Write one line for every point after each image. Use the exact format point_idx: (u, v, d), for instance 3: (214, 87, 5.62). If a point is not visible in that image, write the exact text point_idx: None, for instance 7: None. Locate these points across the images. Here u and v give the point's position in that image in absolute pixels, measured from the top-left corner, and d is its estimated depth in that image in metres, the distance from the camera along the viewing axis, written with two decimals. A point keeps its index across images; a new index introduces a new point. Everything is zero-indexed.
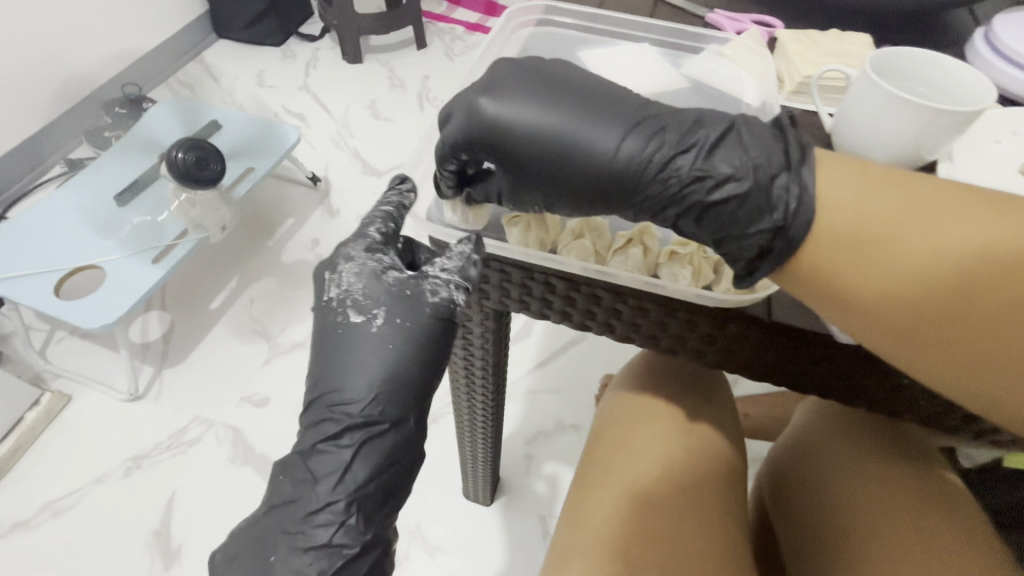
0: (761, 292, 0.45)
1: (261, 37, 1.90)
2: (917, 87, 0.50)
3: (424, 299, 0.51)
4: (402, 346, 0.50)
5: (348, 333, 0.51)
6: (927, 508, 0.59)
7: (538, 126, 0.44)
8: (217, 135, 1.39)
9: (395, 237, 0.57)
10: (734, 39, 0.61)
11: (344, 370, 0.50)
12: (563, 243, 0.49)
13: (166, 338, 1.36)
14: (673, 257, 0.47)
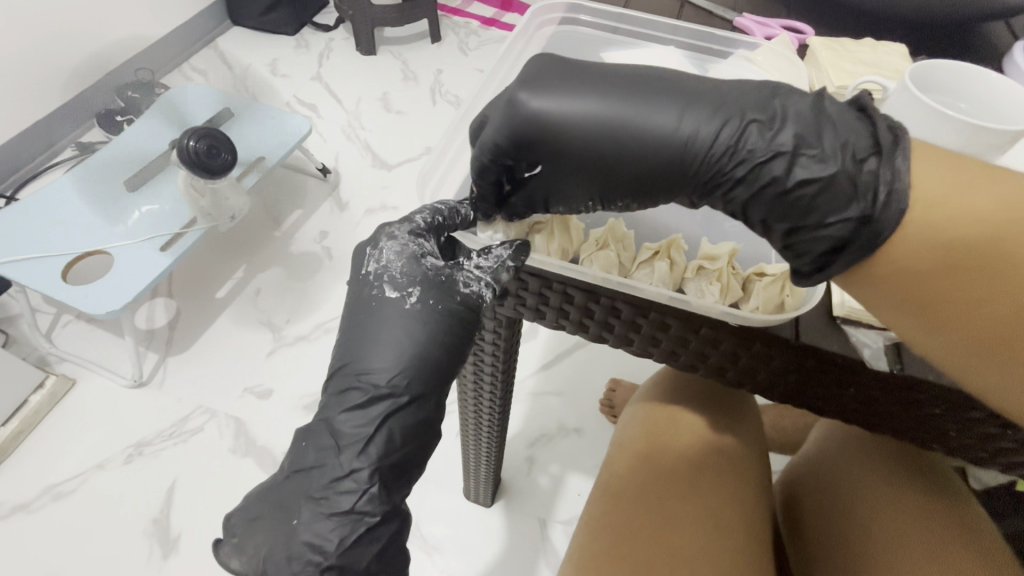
0: (789, 313, 0.44)
1: (275, 26, 1.89)
2: (956, 101, 0.48)
3: (457, 289, 0.49)
4: (432, 336, 0.47)
5: (382, 308, 0.48)
6: (949, 536, 0.57)
7: (593, 116, 0.43)
8: (228, 123, 1.38)
9: (443, 229, 0.51)
10: (764, 45, 0.59)
11: (373, 347, 0.47)
12: (586, 252, 0.49)
13: (171, 326, 1.35)
14: (701, 271, 0.48)
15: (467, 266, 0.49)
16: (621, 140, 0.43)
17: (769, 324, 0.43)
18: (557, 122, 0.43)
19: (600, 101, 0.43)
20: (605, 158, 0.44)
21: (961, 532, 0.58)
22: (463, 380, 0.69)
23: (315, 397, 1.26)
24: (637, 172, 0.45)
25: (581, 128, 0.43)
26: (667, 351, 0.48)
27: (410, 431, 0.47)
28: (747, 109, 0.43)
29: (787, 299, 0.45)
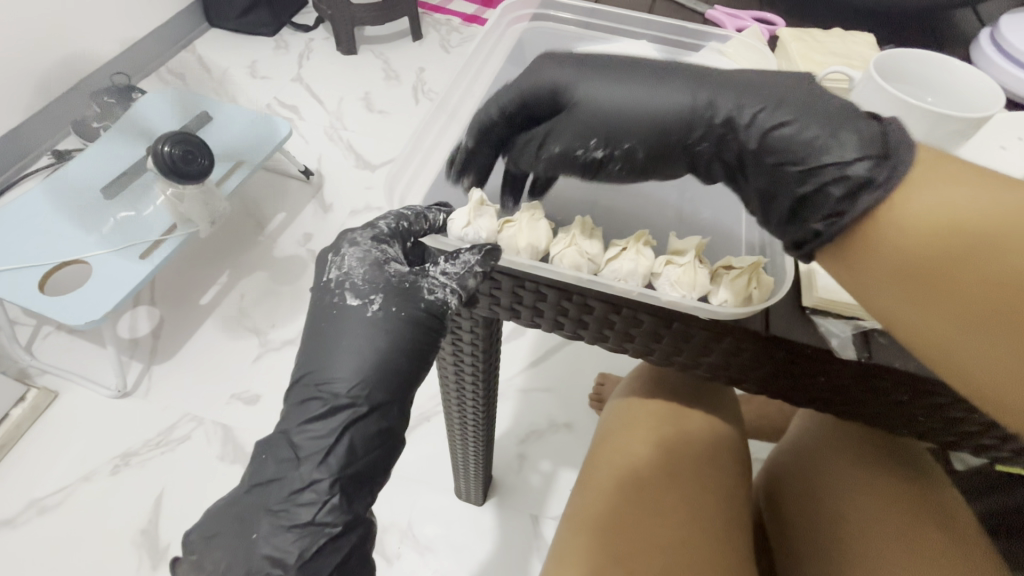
0: (757, 304, 0.43)
1: (254, 27, 1.87)
2: (925, 95, 0.51)
3: (420, 296, 0.48)
4: (394, 343, 0.47)
5: (343, 316, 0.47)
6: (929, 524, 0.58)
7: (601, 90, 0.48)
8: (207, 127, 1.36)
9: (409, 234, 0.50)
10: (734, 38, 0.59)
11: (336, 355, 0.47)
12: (555, 251, 0.48)
13: (155, 334, 1.33)
14: (670, 265, 0.47)
15: (432, 272, 0.49)
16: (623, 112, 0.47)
17: (738, 317, 0.43)
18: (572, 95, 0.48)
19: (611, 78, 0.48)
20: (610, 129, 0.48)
21: (941, 520, 0.58)
22: (444, 378, 0.68)
23: None
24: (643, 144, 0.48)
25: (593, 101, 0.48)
26: (642, 346, 0.48)
27: (375, 438, 0.47)
28: (753, 88, 0.45)
29: (755, 290, 0.44)
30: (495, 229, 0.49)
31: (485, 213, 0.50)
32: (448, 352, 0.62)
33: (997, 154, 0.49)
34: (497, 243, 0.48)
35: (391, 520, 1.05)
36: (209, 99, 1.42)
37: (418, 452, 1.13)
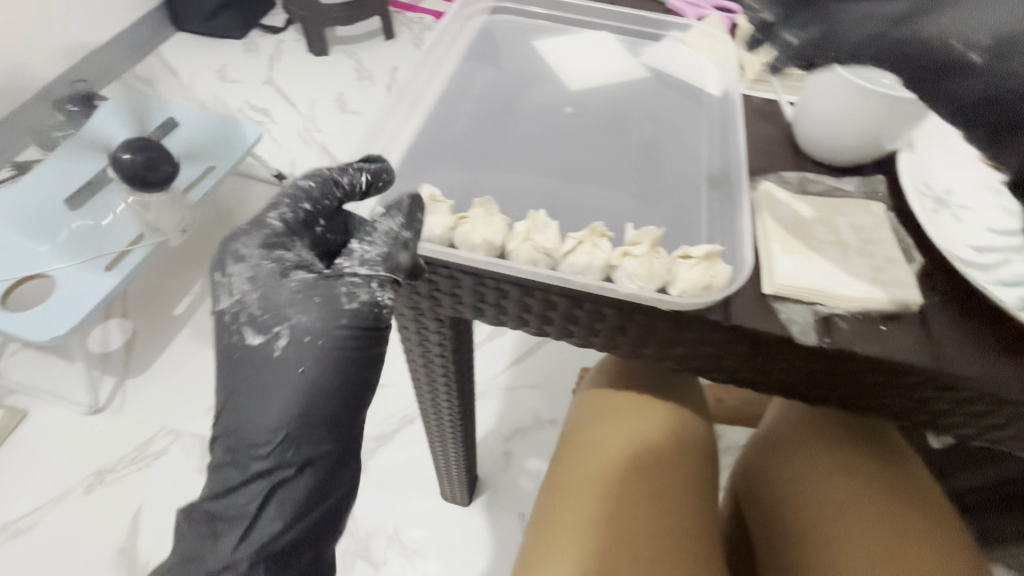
0: (717, 292, 0.41)
1: (222, 30, 1.83)
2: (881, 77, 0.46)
3: (340, 305, 0.41)
4: (318, 374, 0.40)
5: (245, 357, 0.40)
6: (901, 505, 0.59)
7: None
8: (174, 133, 1.33)
9: (310, 223, 0.45)
10: (695, 26, 0.57)
11: (245, 404, 0.39)
12: (511, 245, 0.43)
13: (128, 347, 1.30)
14: (626, 257, 0.42)
15: (348, 272, 0.42)
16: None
17: (703, 307, 0.41)
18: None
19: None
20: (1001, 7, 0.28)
21: (911, 500, 0.59)
22: (419, 381, 0.67)
23: None
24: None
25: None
26: (608, 339, 0.46)
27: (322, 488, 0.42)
28: None
29: (714, 278, 0.41)
30: (449, 225, 0.44)
31: (438, 208, 0.46)
32: (417, 352, 0.61)
33: None
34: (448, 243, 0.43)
35: (376, 525, 1.04)
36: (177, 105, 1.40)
37: (401, 455, 1.12)
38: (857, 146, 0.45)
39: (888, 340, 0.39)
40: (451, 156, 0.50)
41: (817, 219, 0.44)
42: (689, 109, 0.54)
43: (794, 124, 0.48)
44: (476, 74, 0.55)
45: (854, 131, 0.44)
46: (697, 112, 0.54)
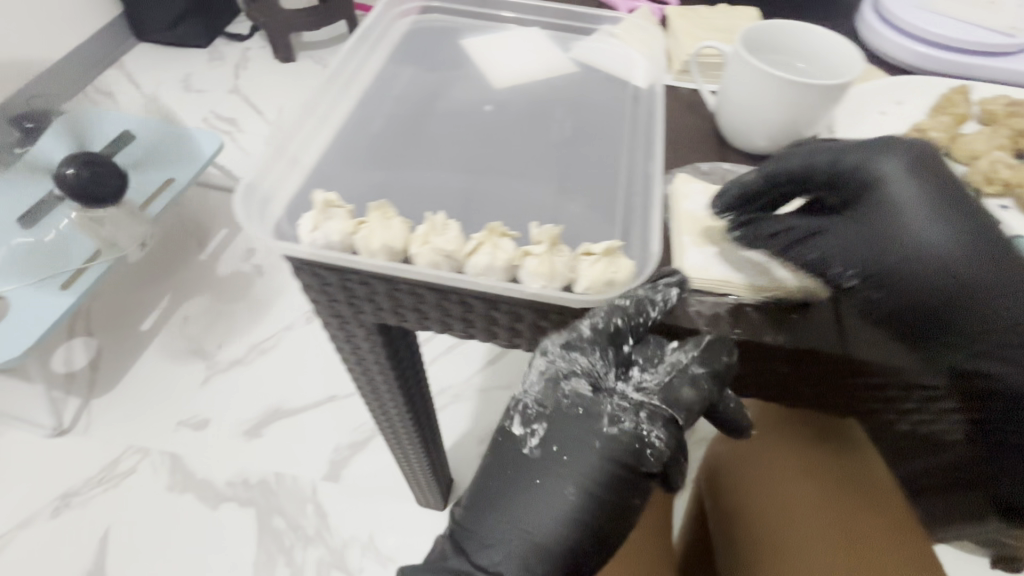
0: (620, 287, 0.38)
1: (184, 39, 1.79)
2: (793, 61, 0.46)
3: (600, 428, 0.39)
4: (574, 499, 0.39)
5: (518, 453, 0.41)
6: (862, 506, 0.56)
7: (909, 208, 0.40)
8: (131, 145, 1.27)
9: (619, 335, 0.38)
10: (625, 19, 0.57)
11: (517, 510, 0.40)
12: (414, 250, 0.36)
13: (93, 367, 1.26)
14: (530, 258, 0.36)
15: (617, 392, 0.40)
16: (933, 258, 0.39)
17: (607, 301, 0.38)
18: (877, 203, 0.40)
19: (925, 200, 0.39)
20: (904, 255, 0.39)
21: (870, 500, 0.57)
22: (367, 400, 0.63)
23: (256, 421, 1.18)
24: (924, 279, 0.39)
25: (893, 205, 0.40)
26: (532, 339, 0.43)
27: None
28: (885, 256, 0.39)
29: (617, 272, 0.37)
30: (349, 233, 0.36)
31: (336, 213, 0.37)
32: (359, 372, 0.56)
33: (879, 120, 0.49)
34: (350, 255, 0.36)
35: (352, 534, 1.04)
36: (138, 117, 1.38)
37: (374, 465, 1.12)
38: (778, 135, 0.44)
39: (801, 327, 0.39)
40: (370, 155, 0.46)
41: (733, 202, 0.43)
42: (613, 104, 0.51)
43: (716, 113, 0.48)
44: (397, 73, 0.53)
45: (775, 121, 0.43)
46: (621, 108, 0.51)
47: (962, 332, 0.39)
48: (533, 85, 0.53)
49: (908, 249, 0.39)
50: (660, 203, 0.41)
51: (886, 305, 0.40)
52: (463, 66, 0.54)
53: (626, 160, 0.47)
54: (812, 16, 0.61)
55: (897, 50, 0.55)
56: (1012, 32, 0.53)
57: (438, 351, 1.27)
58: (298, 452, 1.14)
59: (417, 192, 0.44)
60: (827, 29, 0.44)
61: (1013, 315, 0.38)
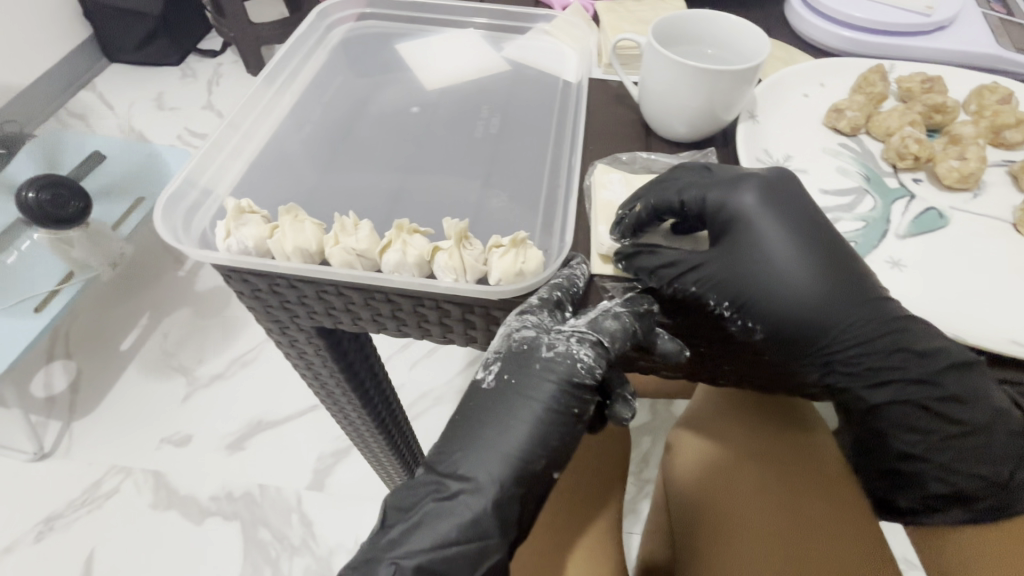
0: (532, 277, 0.38)
1: (157, 58, 1.66)
2: (706, 49, 0.48)
3: (539, 358, 0.40)
4: (532, 421, 0.39)
5: (478, 398, 0.41)
6: (809, 494, 0.58)
7: (770, 243, 0.41)
8: (102, 166, 1.24)
9: (564, 302, 0.40)
10: (558, 17, 0.59)
11: (480, 440, 0.40)
12: (326, 250, 0.38)
13: (74, 388, 1.13)
14: (437, 254, 0.38)
15: (562, 329, 0.40)
16: (793, 291, 0.41)
17: (521, 291, 0.39)
18: (740, 235, 0.42)
19: (782, 235, 0.42)
20: (764, 290, 0.41)
21: (818, 494, 0.58)
22: (324, 400, 0.62)
23: (238, 434, 1.08)
24: (784, 308, 0.41)
25: (755, 239, 0.42)
26: (466, 334, 0.44)
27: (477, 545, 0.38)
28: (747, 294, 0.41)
29: (525, 264, 0.38)
30: (262, 236, 0.38)
31: (249, 219, 0.39)
32: (308, 373, 0.55)
33: (799, 102, 0.51)
34: (263, 258, 0.38)
35: (339, 541, 0.98)
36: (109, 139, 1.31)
37: (359, 471, 1.05)
38: (696, 121, 0.45)
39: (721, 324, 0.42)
40: (313, 163, 0.51)
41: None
42: (541, 99, 0.55)
43: (640, 104, 0.49)
44: (331, 82, 0.58)
45: (690, 107, 0.44)
46: (549, 104, 0.55)
47: (816, 356, 0.42)
48: (465, 87, 0.56)
49: (771, 281, 0.41)
50: (575, 191, 0.46)
51: (752, 335, 0.41)
52: (399, 70, 0.59)
53: (553, 152, 0.51)
54: (746, 5, 0.62)
55: (821, 35, 0.56)
56: (930, 12, 0.55)
57: (419, 355, 1.10)
58: (283, 464, 1.05)
59: (346, 194, 0.48)
60: (738, 17, 0.46)
61: (863, 338, 0.41)
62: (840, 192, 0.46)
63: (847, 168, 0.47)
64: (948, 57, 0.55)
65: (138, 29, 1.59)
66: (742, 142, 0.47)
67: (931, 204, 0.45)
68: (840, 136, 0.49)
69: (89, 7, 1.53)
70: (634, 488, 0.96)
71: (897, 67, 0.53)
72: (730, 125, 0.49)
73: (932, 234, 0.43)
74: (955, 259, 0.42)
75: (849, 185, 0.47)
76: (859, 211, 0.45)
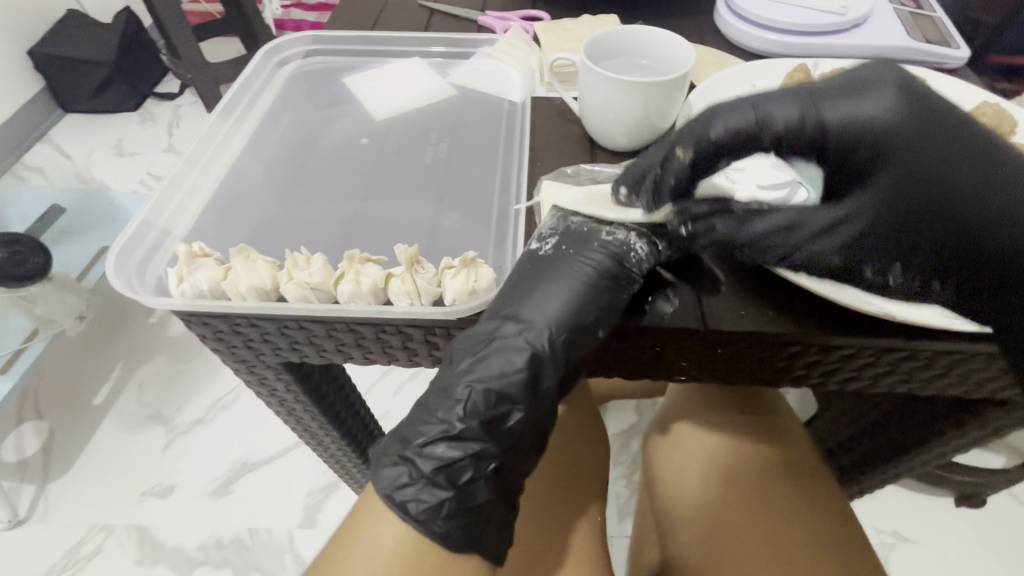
0: (485, 296, 0.40)
1: (113, 106, 1.64)
2: (638, 61, 0.50)
3: (596, 237, 0.40)
4: (568, 295, 0.38)
5: (523, 261, 0.41)
6: (780, 480, 0.59)
7: (933, 160, 0.31)
8: (61, 219, 1.22)
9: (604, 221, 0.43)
10: (499, 40, 0.61)
11: (520, 289, 0.39)
12: (281, 287, 0.39)
13: (47, 449, 1.09)
14: (391, 281, 0.39)
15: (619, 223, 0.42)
16: (984, 209, 0.31)
17: (477, 310, 0.40)
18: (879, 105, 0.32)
19: (940, 152, 0.31)
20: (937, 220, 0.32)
21: (793, 478, 0.60)
22: (304, 437, 0.62)
23: (224, 478, 1.06)
24: (949, 163, 0.31)
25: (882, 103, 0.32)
26: (432, 356, 0.44)
27: (477, 455, 0.38)
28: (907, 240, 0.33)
29: (478, 282, 0.39)
30: (217, 279, 0.39)
31: (202, 263, 0.39)
32: (282, 410, 0.55)
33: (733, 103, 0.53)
34: (219, 298, 0.38)
35: None
36: (69, 191, 1.29)
37: (350, 503, 1.04)
38: (633, 132, 0.48)
39: (738, 316, 0.40)
40: (271, 199, 0.51)
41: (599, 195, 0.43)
42: (488, 124, 0.57)
43: (582, 119, 0.51)
44: (281, 120, 0.58)
45: (625, 119, 0.46)
46: (497, 126, 0.57)
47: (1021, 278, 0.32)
48: (415, 115, 0.58)
49: (919, 134, 0.31)
50: (525, 208, 0.46)
51: (874, 224, 0.33)
52: (349, 103, 0.60)
53: (502, 173, 0.52)
54: (678, 17, 0.66)
55: (750, 38, 0.60)
56: (844, 12, 0.59)
57: (402, 379, 1.09)
58: (272, 506, 1.03)
59: (302, 226, 0.49)
60: (664, 29, 0.49)
61: None
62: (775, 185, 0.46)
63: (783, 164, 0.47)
64: (865, 52, 0.58)
65: (91, 79, 1.57)
66: None
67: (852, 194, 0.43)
68: None
69: (40, 59, 1.52)
70: (626, 492, 0.96)
71: (821, 64, 0.56)
72: None
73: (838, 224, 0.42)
74: None
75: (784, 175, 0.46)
76: (798, 202, 0.43)
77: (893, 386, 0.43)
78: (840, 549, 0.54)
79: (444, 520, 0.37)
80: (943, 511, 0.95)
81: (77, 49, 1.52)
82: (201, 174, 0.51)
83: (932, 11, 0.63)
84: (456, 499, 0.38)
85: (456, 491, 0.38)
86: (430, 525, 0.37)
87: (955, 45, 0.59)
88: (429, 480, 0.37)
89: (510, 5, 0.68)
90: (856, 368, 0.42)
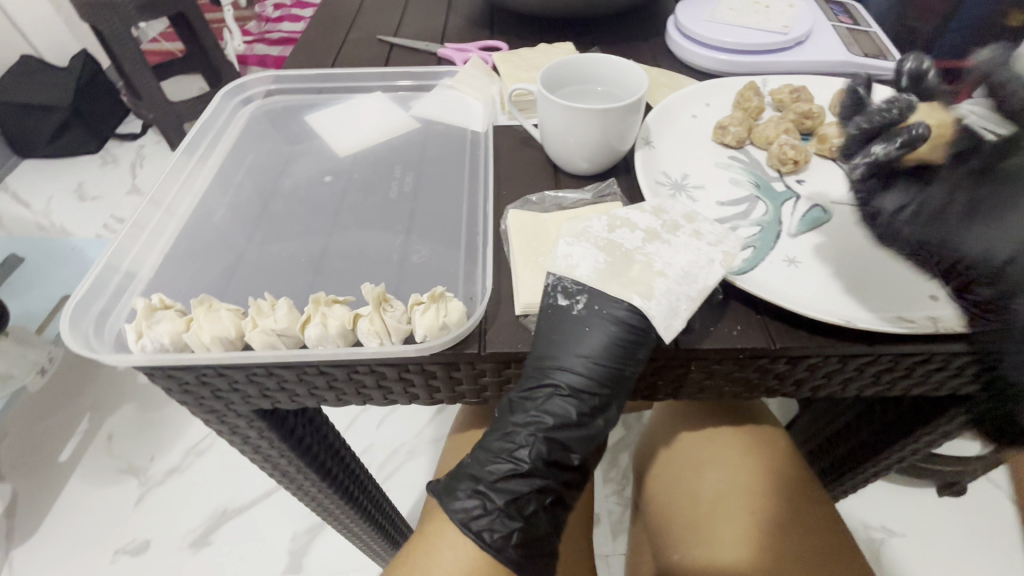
0: (456, 330, 0.39)
1: (73, 149, 1.60)
2: (593, 87, 0.51)
3: (621, 309, 0.40)
4: (610, 363, 0.40)
5: (558, 323, 0.40)
6: (766, 491, 0.59)
7: None
8: (18, 270, 1.17)
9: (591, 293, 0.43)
10: (459, 71, 0.62)
11: (564, 356, 0.40)
12: (246, 334, 0.38)
13: (10, 513, 1.03)
14: (358, 321, 0.38)
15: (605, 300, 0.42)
16: None
17: (449, 345, 0.39)
18: None
19: None
20: None
21: (780, 489, 0.60)
22: (283, 483, 0.59)
23: (202, 528, 1.01)
24: None
25: None
26: (408, 393, 0.44)
27: (540, 489, 0.41)
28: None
29: (448, 317, 0.38)
30: (178, 330, 0.37)
31: (162, 316, 0.38)
32: (259, 458, 0.53)
33: (690, 123, 0.55)
34: (183, 352, 0.37)
35: None
36: (28, 240, 1.24)
37: (337, 544, 1.00)
38: (594, 156, 0.49)
39: (718, 334, 0.40)
40: (234, 242, 0.50)
41: (618, 252, 0.41)
42: (453, 154, 0.58)
43: (543, 145, 0.51)
44: (243, 161, 0.58)
45: (585, 143, 0.47)
46: (462, 156, 0.57)
47: None
48: (379, 149, 0.58)
49: None
50: (493, 238, 0.47)
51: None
52: (312, 140, 0.60)
53: (469, 203, 0.53)
54: (632, 41, 0.68)
55: (699, 59, 0.62)
56: (786, 30, 0.62)
57: (384, 411, 1.07)
58: (255, 554, 0.99)
59: (268, 269, 0.48)
60: (618, 56, 0.50)
61: None
62: (735, 201, 0.49)
63: (738, 179, 0.51)
64: (808, 67, 0.61)
65: (48, 123, 1.54)
66: (641, 165, 0.49)
67: (815, 202, 0.48)
68: (728, 148, 0.53)
69: None
70: (618, 509, 0.96)
71: (768, 81, 0.59)
72: (630, 153, 0.53)
73: (819, 231, 0.46)
74: (845, 250, 0.44)
75: (742, 190, 0.50)
76: (757, 214, 0.47)
77: (861, 389, 0.44)
78: (828, 559, 0.54)
79: (514, 547, 0.40)
80: (925, 503, 0.96)
81: (30, 93, 1.48)
82: (162, 222, 0.50)
83: (869, 26, 0.67)
84: (525, 529, 0.41)
85: (524, 521, 0.41)
86: (504, 553, 0.40)
87: (892, 57, 0.62)
88: (503, 511, 0.40)
89: (467, 36, 0.69)
90: (824, 377, 0.43)
